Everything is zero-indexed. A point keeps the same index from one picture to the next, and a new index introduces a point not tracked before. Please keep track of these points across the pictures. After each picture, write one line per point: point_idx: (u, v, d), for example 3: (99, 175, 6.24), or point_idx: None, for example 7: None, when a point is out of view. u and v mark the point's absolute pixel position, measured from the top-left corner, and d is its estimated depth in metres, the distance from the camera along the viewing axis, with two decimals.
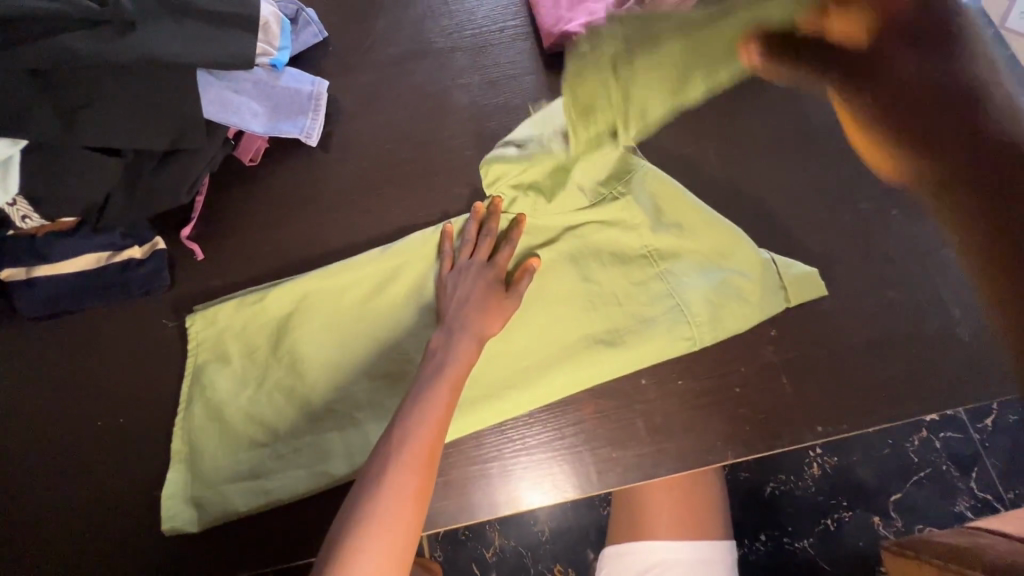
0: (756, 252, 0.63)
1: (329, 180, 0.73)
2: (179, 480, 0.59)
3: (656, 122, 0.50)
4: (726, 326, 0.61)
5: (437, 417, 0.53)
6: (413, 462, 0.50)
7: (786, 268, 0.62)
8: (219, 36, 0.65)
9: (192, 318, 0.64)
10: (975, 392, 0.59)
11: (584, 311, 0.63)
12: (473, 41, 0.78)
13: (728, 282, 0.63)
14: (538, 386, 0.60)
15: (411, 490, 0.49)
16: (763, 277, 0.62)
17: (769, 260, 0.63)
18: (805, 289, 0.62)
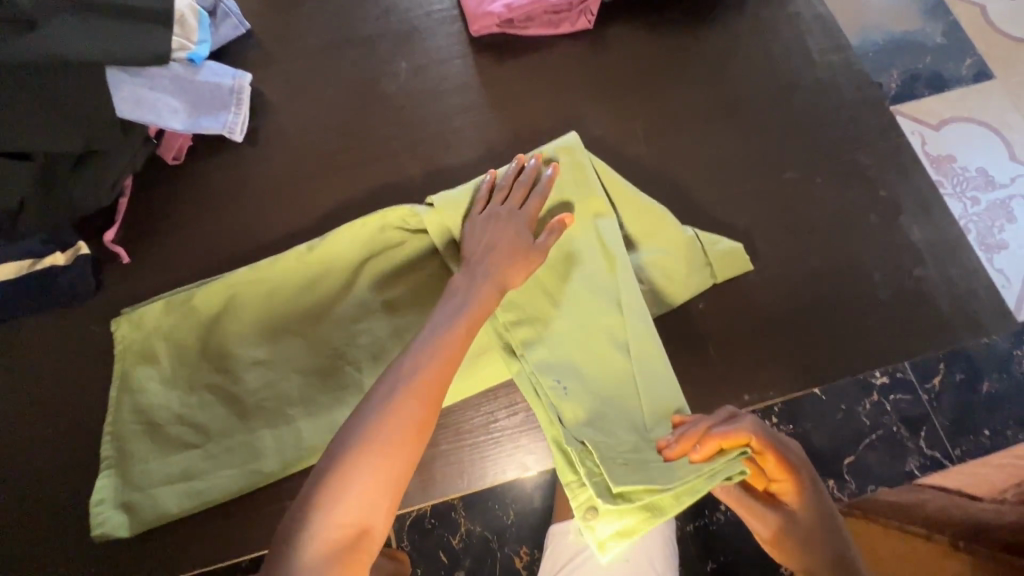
0: (680, 229, 0.62)
1: (256, 176, 0.71)
2: (108, 485, 0.59)
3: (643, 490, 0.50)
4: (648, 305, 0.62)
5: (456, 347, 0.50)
6: (430, 390, 0.47)
7: (709, 243, 0.63)
8: (127, 32, 0.63)
9: (118, 320, 0.63)
10: (896, 351, 0.61)
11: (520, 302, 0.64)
12: (400, 28, 0.77)
13: (655, 263, 0.62)
14: (465, 378, 0.59)
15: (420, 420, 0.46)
16: (688, 254, 0.62)
17: (693, 237, 0.63)
18: (729, 266, 0.63)
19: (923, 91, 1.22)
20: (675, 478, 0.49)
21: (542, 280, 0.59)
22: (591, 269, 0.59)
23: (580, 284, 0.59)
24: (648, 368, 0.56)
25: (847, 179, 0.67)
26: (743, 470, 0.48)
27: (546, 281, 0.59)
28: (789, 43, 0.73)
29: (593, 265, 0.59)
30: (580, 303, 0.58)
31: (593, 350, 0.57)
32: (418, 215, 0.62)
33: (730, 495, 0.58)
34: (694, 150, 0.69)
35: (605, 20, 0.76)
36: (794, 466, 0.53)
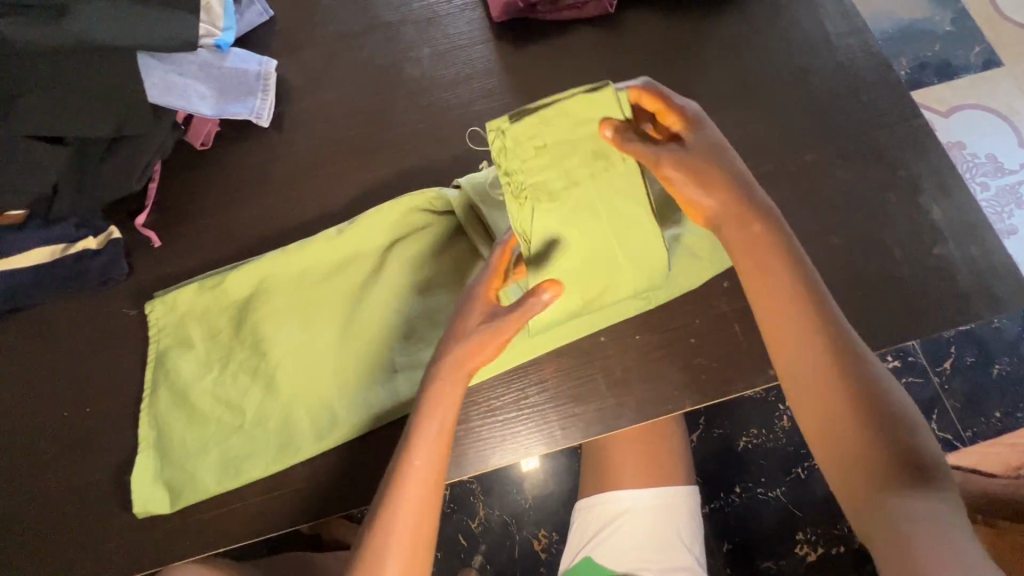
0: None
1: (283, 161, 0.72)
2: (149, 464, 0.61)
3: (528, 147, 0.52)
4: (678, 283, 0.63)
5: (443, 431, 0.54)
6: (417, 483, 0.52)
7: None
8: (156, 16, 0.64)
9: (152, 304, 0.65)
10: (918, 327, 0.62)
11: None
12: (422, 14, 0.78)
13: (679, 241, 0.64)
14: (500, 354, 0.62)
15: (416, 501, 0.52)
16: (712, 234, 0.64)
17: None
18: None
19: (932, 79, 1.23)
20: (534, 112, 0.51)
21: None
22: None
23: None
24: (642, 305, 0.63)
25: (867, 160, 0.68)
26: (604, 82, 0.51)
27: None
28: (807, 27, 0.74)
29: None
30: None
31: None
32: (444, 198, 0.65)
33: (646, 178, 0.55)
34: (717, 132, 0.70)
35: (626, 5, 0.76)
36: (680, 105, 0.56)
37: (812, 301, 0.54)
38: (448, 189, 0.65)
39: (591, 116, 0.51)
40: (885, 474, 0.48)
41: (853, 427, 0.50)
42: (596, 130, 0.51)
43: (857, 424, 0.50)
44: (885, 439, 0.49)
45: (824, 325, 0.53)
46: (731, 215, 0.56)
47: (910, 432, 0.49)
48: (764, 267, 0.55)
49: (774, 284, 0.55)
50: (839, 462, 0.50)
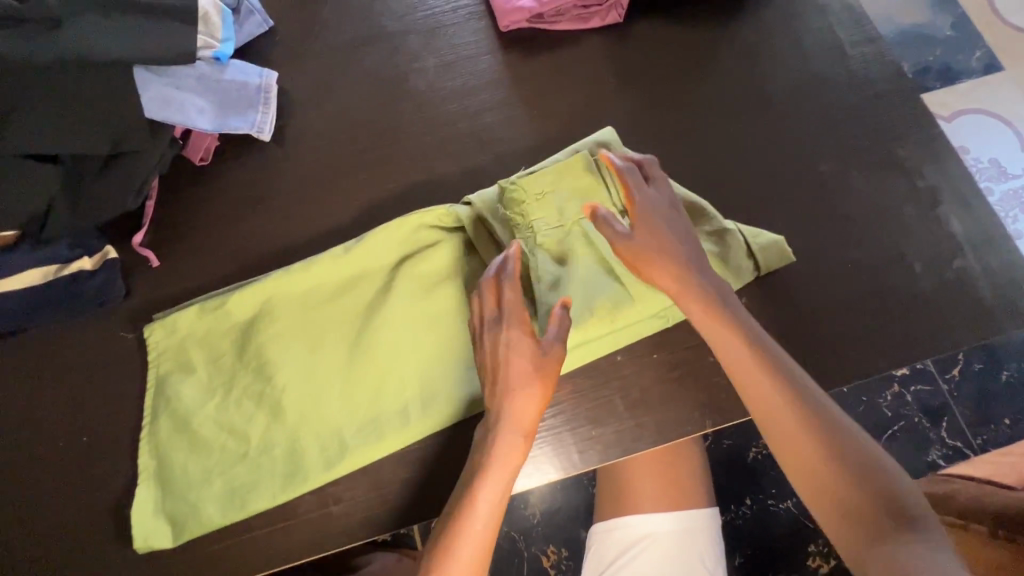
0: (721, 223, 0.62)
1: (285, 176, 0.70)
2: (150, 496, 0.58)
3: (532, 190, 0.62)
4: None
5: (502, 486, 0.52)
6: (474, 538, 0.50)
7: (751, 238, 0.62)
8: (152, 29, 0.62)
9: (151, 327, 0.62)
10: (941, 343, 0.61)
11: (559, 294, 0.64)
12: (426, 24, 0.76)
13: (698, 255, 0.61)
14: None
15: (470, 560, 0.50)
16: (732, 247, 0.61)
17: (736, 231, 0.62)
18: (771, 256, 0.62)
19: (935, 84, 1.23)
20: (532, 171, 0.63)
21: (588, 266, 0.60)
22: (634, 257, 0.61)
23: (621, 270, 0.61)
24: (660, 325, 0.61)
25: (884, 171, 0.67)
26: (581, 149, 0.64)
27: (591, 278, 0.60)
28: (820, 35, 0.73)
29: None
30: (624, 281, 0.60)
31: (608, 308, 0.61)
32: (455, 215, 0.63)
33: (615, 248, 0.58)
34: (731, 144, 0.68)
35: (635, 14, 0.75)
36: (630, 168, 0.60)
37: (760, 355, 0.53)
38: (458, 206, 0.64)
39: (575, 165, 0.62)
40: (857, 514, 0.49)
41: (831, 481, 0.50)
42: (578, 176, 0.62)
43: (834, 476, 0.50)
44: (859, 486, 0.49)
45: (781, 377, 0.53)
46: (680, 276, 0.56)
47: (880, 469, 0.50)
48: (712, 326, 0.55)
49: (727, 340, 0.54)
50: (827, 513, 0.51)
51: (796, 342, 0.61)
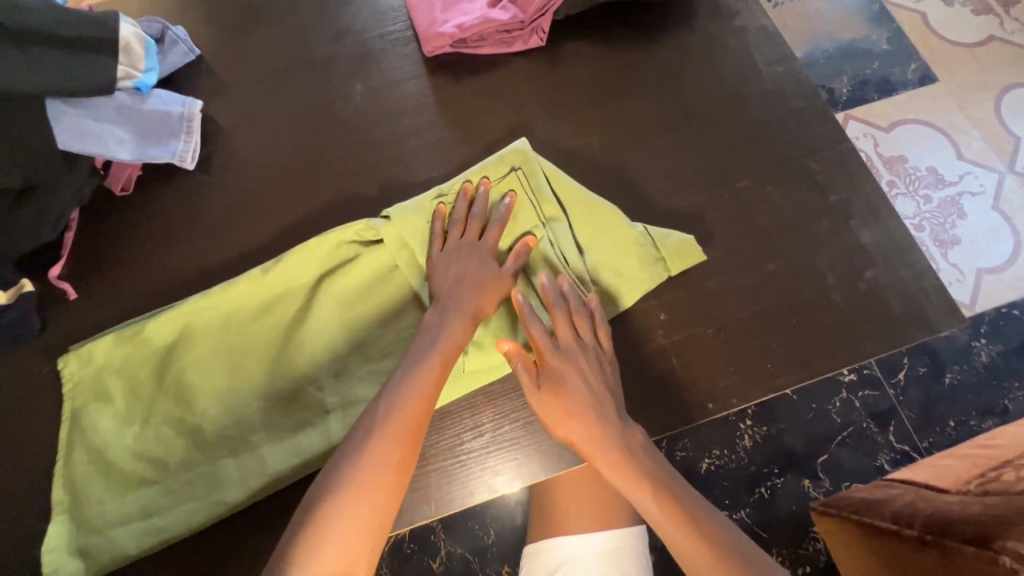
0: (629, 226, 0.63)
1: (209, 203, 0.70)
2: (62, 531, 0.57)
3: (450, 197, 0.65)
4: (612, 304, 0.63)
5: (453, 336, 0.57)
6: (413, 404, 0.52)
7: (655, 237, 0.64)
8: (61, 59, 0.61)
9: (66, 358, 0.61)
10: (853, 353, 0.62)
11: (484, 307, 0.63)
12: (354, 51, 0.77)
13: (610, 260, 0.63)
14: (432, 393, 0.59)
15: (391, 461, 0.49)
16: (640, 249, 0.63)
17: (643, 233, 0.64)
18: (684, 256, 0.64)
19: (873, 95, 1.27)
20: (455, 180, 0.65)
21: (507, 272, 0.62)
22: (552, 263, 0.63)
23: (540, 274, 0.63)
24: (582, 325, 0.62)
25: (799, 185, 0.68)
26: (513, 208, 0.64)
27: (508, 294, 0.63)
28: (737, 54, 0.75)
29: (539, 262, 0.63)
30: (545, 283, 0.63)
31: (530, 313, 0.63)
32: (374, 228, 0.63)
33: (547, 397, 0.57)
34: (651, 162, 0.70)
35: (559, 36, 0.76)
36: (571, 309, 0.60)
37: (654, 491, 0.55)
38: (376, 219, 0.64)
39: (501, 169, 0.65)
40: None
41: None
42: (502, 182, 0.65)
43: None
44: None
45: (650, 481, 0.55)
46: (589, 410, 0.57)
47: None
48: (613, 462, 0.56)
49: (628, 484, 0.55)
50: None
51: (714, 356, 0.62)
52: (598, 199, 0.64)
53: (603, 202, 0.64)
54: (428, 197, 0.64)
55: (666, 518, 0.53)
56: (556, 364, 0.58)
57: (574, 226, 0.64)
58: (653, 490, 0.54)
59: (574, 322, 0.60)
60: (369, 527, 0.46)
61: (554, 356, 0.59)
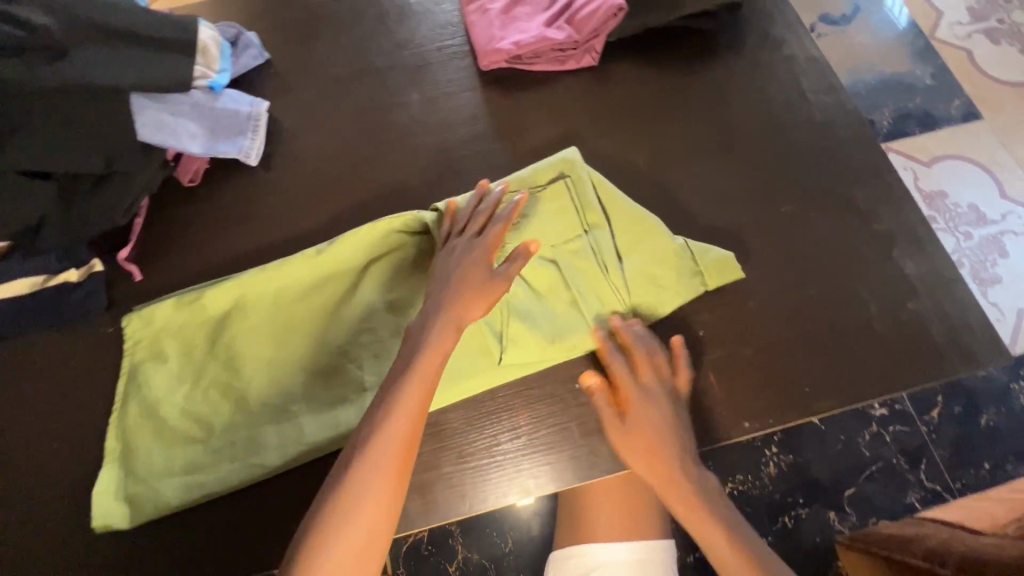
0: (670, 239, 0.65)
1: (268, 198, 0.73)
2: (111, 478, 0.60)
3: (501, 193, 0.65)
4: (646, 313, 0.63)
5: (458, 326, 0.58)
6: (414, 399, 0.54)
7: (698, 253, 0.65)
8: (146, 58, 0.66)
9: (129, 317, 0.65)
10: (893, 383, 0.62)
11: (522, 302, 0.63)
12: (412, 62, 0.81)
13: (648, 269, 0.64)
14: (465, 380, 0.61)
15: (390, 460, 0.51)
16: (679, 262, 0.64)
17: (684, 247, 0.65)
18: (721, 273, 0.64)
19: (914, 129, 1.26)
20: (509, 177, 0.67)
21: (545, 270, 0.64)
22: (591, 266, 0.64)
23: (578, 275, 0.64)
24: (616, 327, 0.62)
25: (844, 213, 0.69)
26: (560, 208, 0.65)
27: (544, 292, 0.64)
28: (784, 82, 0.77)
29: (580, 266, 0.64)
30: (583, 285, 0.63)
31: (563, 312, 0.63)
32: (423, 219, 0.65)
33: (628, 437, 0.59)
34: (697, 181, 0.71)
35: (610, 57, 0.79)
36: (649, 351, 0.61)
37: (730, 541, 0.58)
38: (427, 212, 0.67)
39: (552, 171, 0.67)
40: None
41: None
42: (553, 183, 0.66)
43: None
44: None
45: (727, 531, 0.58)
46: (667, 455, 0.59)
47: None
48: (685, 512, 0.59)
49: (704, 528, 0.58)
50: None
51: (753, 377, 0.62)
52: (642, 209, 0.66)
53: (647, 213, 0.66)
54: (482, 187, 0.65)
55: (720, 536, 0.58)
56: (642, 407, 0.60)
57: (616, 235, 0.65)
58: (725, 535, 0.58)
59: (654, 363, 0.61)
60: (369, 550, 0.49)
61: (637, 398, 0.60)
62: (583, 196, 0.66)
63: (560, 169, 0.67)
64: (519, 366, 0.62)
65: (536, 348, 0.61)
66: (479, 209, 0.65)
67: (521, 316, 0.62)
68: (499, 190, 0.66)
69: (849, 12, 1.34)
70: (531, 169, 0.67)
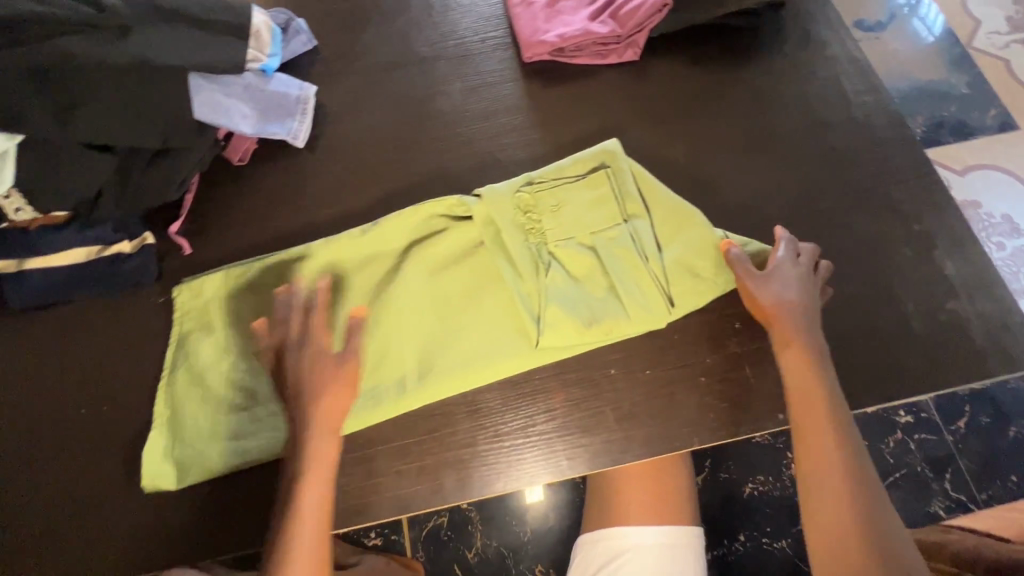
0: (710, 230, 0.65)
1: (313, 180, 0.75)
2: (159, 441, 0.62)
3: (542, 181, 0.68)
4: (685, 302, 0.64)
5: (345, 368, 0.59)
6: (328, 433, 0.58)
7: (741, 248, 0.65)
8: (204, 39, 0.67)
9: (180, 289, 0.68)
10: (930, 382, 0.62)
11: (559, 289, 0.64)
12: (456, 52, 0.82)
13: (685, 259, 0.65)
14: (501, 362, 0.62)
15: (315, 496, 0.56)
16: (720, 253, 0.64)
17: (723, 238, 0.65)
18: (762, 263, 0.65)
19: (948, 138, 1.25)
20: (551, 166, 0.69)
21: (581, 258, 0.65)
22: (630, 254, 0.65)
23: (616, 263, 0.65)
24: (650, 316, 0.63)
25: (884, 212, 0.69)
26: (598, 197, 0.67)
27: (581, 279, 0.65)
28: (826, 82, 0.77)
29: (619, 255, 0.65)
30: (622, 273, 0.64)
31: (599, 300, 0.64)
32: (465, 204, 0.67)
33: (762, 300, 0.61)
34: (736, 176, 0.72)
35: (651, 52, 0.80)
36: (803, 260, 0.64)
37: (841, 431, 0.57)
38: (468, 197, 0.68)
39: (589, 162, 0.68)
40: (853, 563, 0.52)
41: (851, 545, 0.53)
42: (593, 174, 0.68)
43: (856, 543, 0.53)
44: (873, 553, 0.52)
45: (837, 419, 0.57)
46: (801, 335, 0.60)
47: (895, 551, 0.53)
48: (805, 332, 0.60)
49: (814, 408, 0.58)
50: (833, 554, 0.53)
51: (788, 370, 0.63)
52: (681, 200, 0.67)
53: (686, 204, 0.66)
54: (524, 178, 0.68)
55: (831, 453, 0.56)
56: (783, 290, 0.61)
57: (655, 224, 0.66)
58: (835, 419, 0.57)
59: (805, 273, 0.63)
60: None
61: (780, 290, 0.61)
62: (622, 187, 0.67)
63: (598, 162, 0.69)
64: (556, 350, 0.63)
65: (572, 334, 0.62)
66: (521, 194, 0.67)
67: (557, 302, 0.63)
68: (536, 180, 0.68)
69: (885, 19, 1.33)
70: (573, 159, 0.69)
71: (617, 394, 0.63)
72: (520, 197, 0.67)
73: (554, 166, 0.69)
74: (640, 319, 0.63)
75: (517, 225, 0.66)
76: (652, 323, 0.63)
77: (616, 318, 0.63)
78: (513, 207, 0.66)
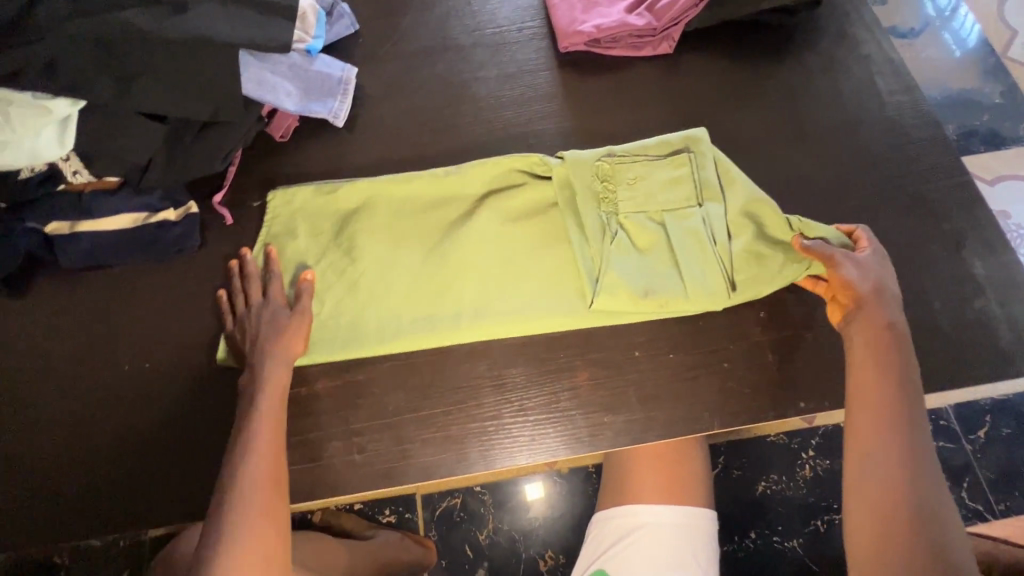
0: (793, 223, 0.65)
1: (352, 158, 0.78)
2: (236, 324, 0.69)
3: (624, 153, 0.70)
4: (749, 290, 0.64)
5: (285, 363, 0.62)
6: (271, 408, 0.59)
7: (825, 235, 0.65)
8: (255, 19, 0.69)
9: (273, 192, 0.73)
10: (955, 378, 0.62)
11: (621, 258, 0.66)
12: (493, 41, 0.84)
13: (755, 248, 0.65)
14: (554, 316, 0.65)
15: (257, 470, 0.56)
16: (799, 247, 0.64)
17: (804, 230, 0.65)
18: None
19: (979, 147, 1.24)
20: (640, 141, 0.71)
21: (648, 232, 0.67)
22: (698, 235, 0.66)
23: (682, 239, 0.66)
24: (709, 292, 0.64)
25: (913, 211, 0.70)
26: (677, 174, 0.68)
27: (645, 249, 0.67)
28: (860, 81, 0.77)
29: (689, 235, 0.66)
30: (687, 251, 0.65)
31: (661, 271, 0.65)
32: (546, 163, 0.71)
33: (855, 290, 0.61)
34: (766, 170, 0.73)
35: (685, 47, 0.81)
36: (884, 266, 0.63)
37: (898, 400, 0.56)
38: (551, 158, 0.71)
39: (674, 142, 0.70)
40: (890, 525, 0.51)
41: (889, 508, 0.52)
42: (675, 156, 0.69)
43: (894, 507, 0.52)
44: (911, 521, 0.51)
45: (895, 389, 0.56)
46: (885, 313, 0.60)
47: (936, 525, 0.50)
48: (880, 307, 0.60)
49: (869, 375, 0.57)
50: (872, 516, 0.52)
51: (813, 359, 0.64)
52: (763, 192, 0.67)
53: (768, 196, 0.66)
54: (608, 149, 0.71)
55: (883, 418, 0.55)
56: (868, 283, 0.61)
57: (729, 211, 0.67)
58: (892, 389, 0.56)
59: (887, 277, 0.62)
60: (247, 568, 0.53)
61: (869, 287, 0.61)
62: (703, 172, 0.68)
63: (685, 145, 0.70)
64: (607, 312, 0.65)
65: (624, 300, 0.64)
66: (602, 160, 0.69)
67: (617, 269, 0.65)
68: (617, 154, 0.69)
69: (918, 26, 1.33)
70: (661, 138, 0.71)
71: (639, 375, 0.64)
72: (595, 165, 0.69)
73: (638, 142, 0.71)
74: (696, 295, 0.64)
75: (589, 187, 0.68)
76: (712, 303, 0.64)
77: (675, 291, 0.64)
78: (589, 169, 0.69)
